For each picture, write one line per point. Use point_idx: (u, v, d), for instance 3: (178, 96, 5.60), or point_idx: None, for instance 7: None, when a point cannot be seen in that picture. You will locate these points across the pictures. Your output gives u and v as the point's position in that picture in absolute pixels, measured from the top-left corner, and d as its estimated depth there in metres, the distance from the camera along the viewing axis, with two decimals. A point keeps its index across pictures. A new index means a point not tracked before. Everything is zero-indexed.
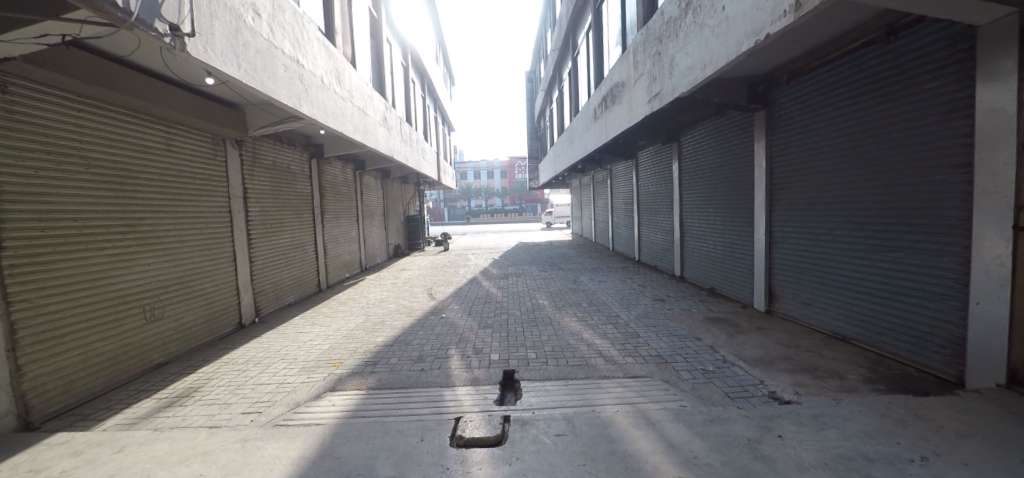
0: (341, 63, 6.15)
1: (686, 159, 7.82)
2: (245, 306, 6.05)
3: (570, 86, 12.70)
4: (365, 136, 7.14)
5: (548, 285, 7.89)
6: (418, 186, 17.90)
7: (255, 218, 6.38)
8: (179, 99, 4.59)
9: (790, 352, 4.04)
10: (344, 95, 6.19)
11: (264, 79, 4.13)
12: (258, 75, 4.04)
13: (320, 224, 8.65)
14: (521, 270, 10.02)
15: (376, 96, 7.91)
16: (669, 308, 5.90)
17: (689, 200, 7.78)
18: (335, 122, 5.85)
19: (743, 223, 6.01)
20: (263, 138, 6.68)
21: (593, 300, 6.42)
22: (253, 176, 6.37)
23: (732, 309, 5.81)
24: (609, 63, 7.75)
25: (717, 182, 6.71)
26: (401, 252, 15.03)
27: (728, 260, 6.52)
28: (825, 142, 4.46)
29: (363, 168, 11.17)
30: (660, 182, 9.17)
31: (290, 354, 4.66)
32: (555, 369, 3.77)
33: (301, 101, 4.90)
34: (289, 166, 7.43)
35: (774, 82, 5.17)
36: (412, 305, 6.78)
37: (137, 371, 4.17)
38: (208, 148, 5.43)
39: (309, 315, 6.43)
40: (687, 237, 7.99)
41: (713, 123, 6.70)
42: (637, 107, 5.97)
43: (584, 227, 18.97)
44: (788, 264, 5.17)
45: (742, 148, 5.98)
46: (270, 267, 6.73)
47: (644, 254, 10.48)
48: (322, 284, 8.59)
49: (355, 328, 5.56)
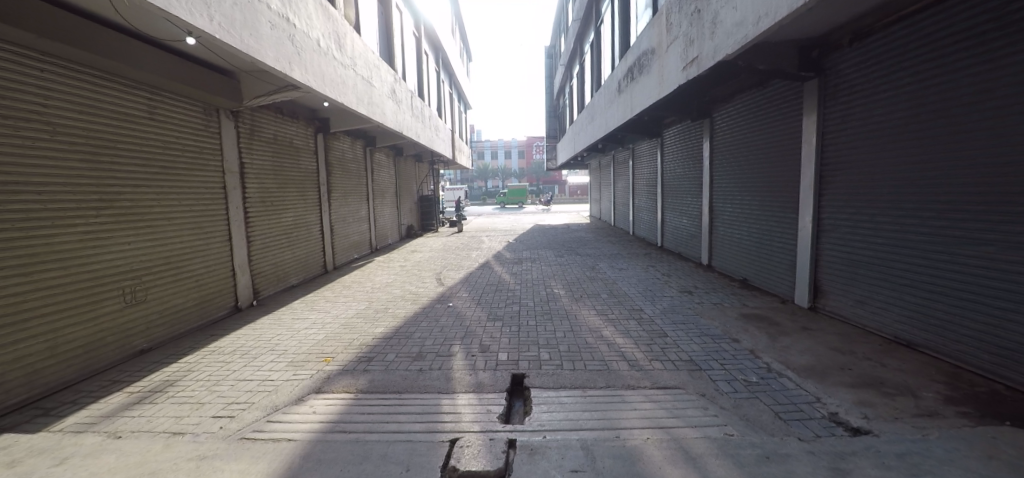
0: (341, 27, 5.54)
1: (720, 136, 7.03)
2: (242, 288, 5.75)
3: (592, 58, 11.83)
4: (370, 109, 6.56)
5: (564, 272, 7.36)
6: (432, 164, 17.37)
7: (254, 196, 6.00)
8: (162, 63, 4.13)
9: (848, 361, 3.42)
10: (345, 62, 5.60)
11: (244, 36, 3.55)
12: (236, 30, 3.47)
13: (327, 203, 8.27)
14: (537, 255, 9.51)
15: (383, 65, 7.31)
16: (697, 302, 5.31)
17: (722, 181, 7.04)
18: (333, 90, 5.26)
19: (785, 208, 5.30)
20: (262, 109, 6.20)
21: (613, 291, 5.87)
22: (250, 151, 5.95)
23: (769, 305, 5.17)
24: (637, 27, 6.94)
25: (757, 161, 5.95)
26: (414, 233, 14.65)
27: (765, 249, 5.85)
28: (896, 116, 3.68)
29: (373, 145, 10.69)
30: (688, 162, 8.38)
31: (281, 345, 4.30)
32: (570, 375, 3.28)
33: (292, 64, 4.32)
34: (291, 140, 6.98)
35: (832, 45, 4.31)
36: (418, 292, 6.36)
37: (117, 359, 3.88)
38: (199, 118, 4.99)
39: (310, 300, 6.10)
40: (717, 223, 7.29)
41: (754, 94, 5.89)
42: (670, 76, 5.24)
43: (603, 210, 18.22)
44: (837, 257, 4.49)
45: (788, 122, 5.19)
46: (269, 247, 6.38)
47: (667, 239, 9.82)
48: (329, 265, 8.29)
49: (355, 316, 5.19)
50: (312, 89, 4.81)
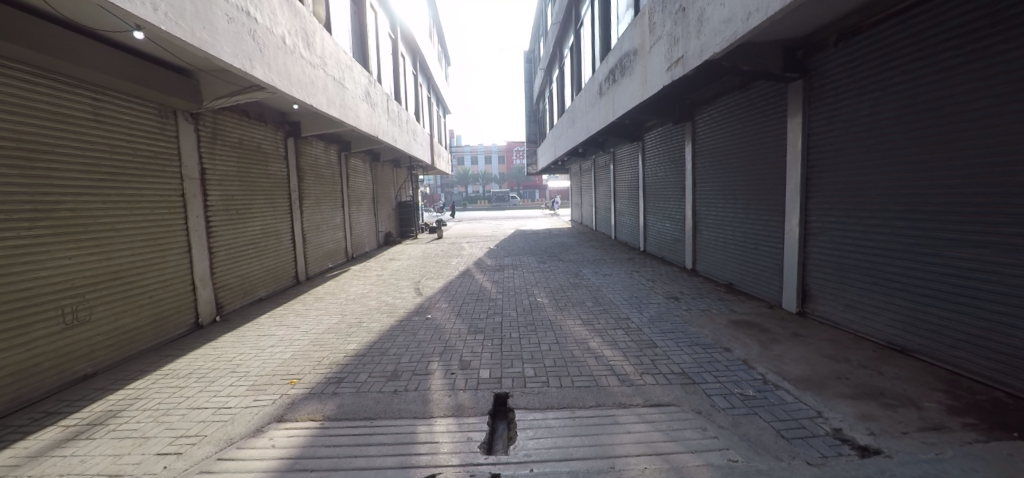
0: (309, 23, 5.18)
1: (702, 139, 6.98)
2: (203, 304, 5.17)
3: (572, 63, 11.78)
4: (342, 111, 6.21)
5: (547, 279, 7.14)
6: (411, 170, 17.01)
7: (216, 204, 5.47)
8: (104, 56, 3.66)
9: (844, 370, 3.32)
10: (313, 61, 5.24)
11: (197, 29, 3.17)
12: (187, 21, 3.09)
13: (299, 210, 7.83)
14: (519, 261, 9.29)
15: (357, 67, 6.99)
16: (685, 309, 5.18)
17: (705, 185, 6.99)
18: (300, 91, 4.88)
19: (771, 211, 5.25)
20: (225, 110, 5.71)
21: (598, 299, 5.70)
22: (213, 155, 5.45)
23: (757, 311, 5.08)
24: (618, 29, 6.85)
25: (741, 164, 5.89)
26: (392, 240, 14.22)
27: (750, 253, 5.79)
28: (885, 115, 3.64)
29: (348, 150, 10.31)
30: (670, 165, 8.33)
31: (242, 366, 3.91)
32: (557, 394, 3.06)
33: (254, 62, 3.95)
34: (258, 144, 6.54)
35: (816, 46, 4.27)
36: (395, 303, 6.03)
37: (56, 386, 3.40)
38: (153, 120, 4.48)
39: (278, 314, 5.69)
40: (701, 226, 7.23)
41: (737, 97, 5.83)
42: (654, 76, 5.12)
43: (584, 214, 18.17)
44: (826, 260, 4.44)
45: (774, 124, 5.12)
46: (237, 259, 5.92)
47: (650, 244, 9.77)
48: (301, 276, 7.84)
49: (326, 331, 4.83)
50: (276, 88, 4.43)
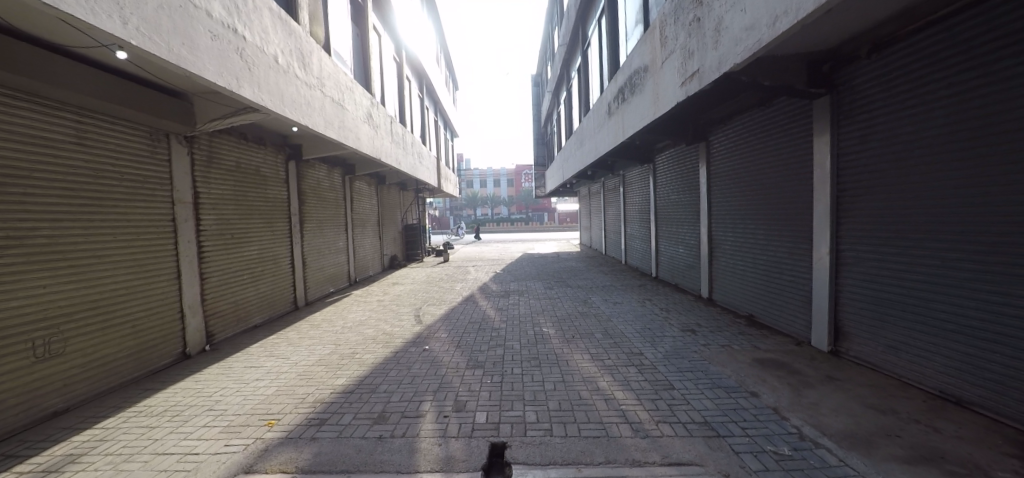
0: (304, 43, 5.08)
1: (717, 162, 6.71)
2: (192, 332, 4.93)
3: (579, 86, 11.73)
4: (341, 133, 6.10)
5: (554, 307, 6.77)
6: (418, 193, 16.97)
7: (210, 228, 5.32)
8: (91, 78, 3.57)
9: (895, 427, 2.90)
10: (308, 81, 5.10)
11: (174, 44, 2.98)
12: (163, 36, 2.90)
13: (299, 233, 7.68)
14: (525, 287, 8.95)
15: (359, 89, 6.93)
16: (703, 344, 4.78)
17: (721, 210, 6.65)
18: (292, 109, 4.69)
19: (796, 239, 4.92)
20: (222, 134, 5.62)
21: (608, 330, 5.32)
22: (207, 179, 5.33)
23: (783, 348, 4.66)
24: (627, 49, 6.72)
25: (761, 188, 5.58)
26: (397, 263, 14.02)
27: (773, 282, 5.41)
28: (930, 133, 3.38)
29: (353, 172, 10.25)
30: (684, 188, 8.02)
31: (221, 403, 3.55)
32: (563, 444, 2.68)
33: (241, 81, 3.74)
34: (257, 168, 6.45)
35: (846, 59, 4.06)
36: (392, 331, 5.72)
37: (22, 424, 3.12)
38: (142, 143, 4.37)
39: (271, 342, 5.42)
40: (717, 253, 6.87)
41: (756, 116, 5.56)
42: (667, 93, 4.88)
43: (593, 238, 17.84)
44: (862, 295, 4.09)
45: (797, 145, 4.85)
46: (231, 283, 5.72)
47: (662, 270, 9.37)
48: (300, 300, 7.61)
49: (316, 362, 4.53)
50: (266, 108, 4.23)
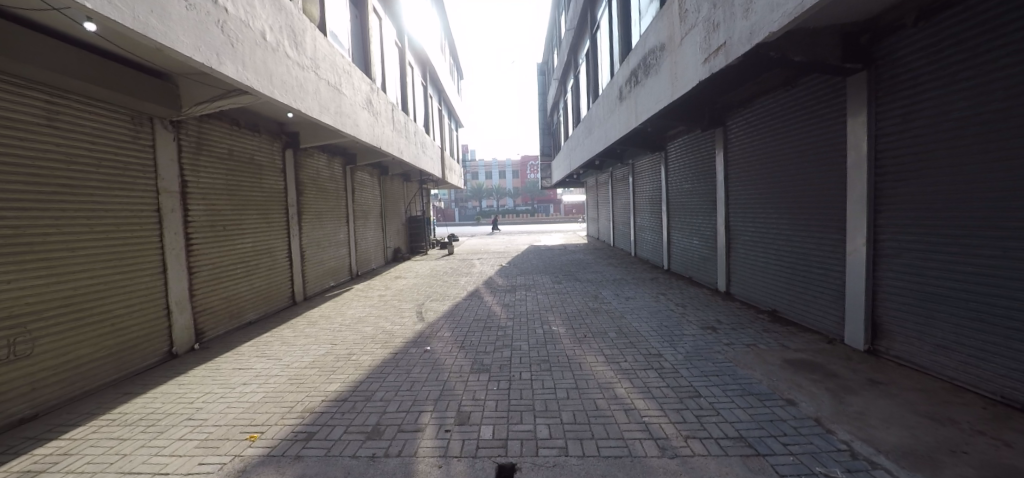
0: (296, 21, 4.67)
1: (737, 147, 6.25)
2: (179, 330, 4.63)
3: (588, 70, 11.23)
4: (338, 119, 5.74)
5: (563, 303, 6.43)
6: (422, 184, 16.63)
7: (200, 221, 5.00)
8: (66, 53, 3.19)
9: (960, 443, 2.51)
10: (300, 62, 4.72)
11: (141, 11, 2.58)
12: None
13: (297, 225, 7.35)
14: (532, 280, 8.61)
15: (357, 73, 6.53)
16: (725, 344, 4.40)
17: (741, 198, 6.21)
18: (281, 92, 4.31)
19: (826, 229, 4.48)
20: (212, 119, 5.25)
21: (622, 329, 4.96)
22: (196, 169, 4.98)
23: (813, 347, 4.27)
24: (641, 25, 6.24)
25: (784, 175, 5.14)
26: (401, 256, 13.73)
27: (799, 276, 5.00)
28: (988, 111, 2.92)
29: (353, 163, 9.90)
30: (698, 176, 7.58)
31: (201, 412, 3.26)
32: (581, 467, 2.33)
33: (222, 57, 3.38)
34: (251, 157, 6.10)
35: (886, 29, 3.55)
36: (392, 329, 5.41)
37: None
38: (124, 128, 4.01)
39: (263, 342, 5.12)
40: (735, 244, 6.46)
41: (779, 96, 5.07)
42: (687, 72, 4.44)
43: (601, 229, 17.44)
44: (905, 289, 3.65)
45: (826, 127, 4.37)
46: (222, 279, 5.40)
47: (674, 262, 8.97)
48: (298, 296, 7.33)
49: (309, 365, 4.22)
50: (252, 90, 3.86)
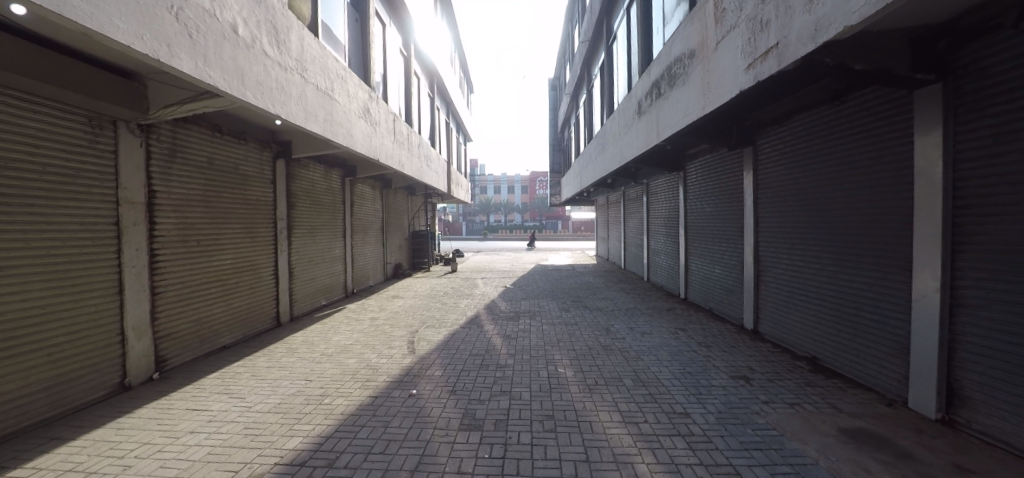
0: (279, 16, 4.23)
1: (768, 170, 5.64)
2: (134, 360, 4.08)
3: (603, 85, 10.76)
4: (328, 128, 5.30)
5: (571, 337, 5.79)
6: (427, 198, 16.20)
7: (168, 236, 4.51)
8: (15, 50, 2.76)
9: None
10: (283, 62, 4.28)
11: None
12: None
13: (286, 240, 6.86)
14: (538, 307, 8.00)
15: (353, 78, 6.10)
16: (765, 402, 3.70)
17: (773, 227, 5.58)
18: (255, 93, 3.82)
19: (885, 268, 3.81)
20: (188, 124, 4.78)
21: (639, 376, 4.30)
22: (168, 177, 4.51)
23: (870, 411, 3.55)
24: (665, 33, 5.71)
25: (828, 202, 4.50)
26: (400, 273, 12.88)
27: (846, 320, 4.32)
28: None
29: (354, 175, 9.47)
30: (721, 200, 6.96)
31: (128, 473, 2.65)
32: None
33: (175, 49, 2.88)
34: (236, 166, 5.64)
35: (975, 33, 2.92)
36: (377, 363, 4.80)
37: None
38: (78, 132, 3.56)
39: (231, 372, 4.56)
40: (765, 277, 5.78)
41: (825, 113, 4.46)
42: (724, 80, 3.88)
43: (612, 250, 16.78)
44: (995, 350, 2.95)
45: (886, 149, 3.74)
46: (193, 300, 4.88)
47: (693, 291, 8.29)
48: (284, 316, 6.80)
49: (274, 408, 3.64)
50: (217, 88, 3.36)
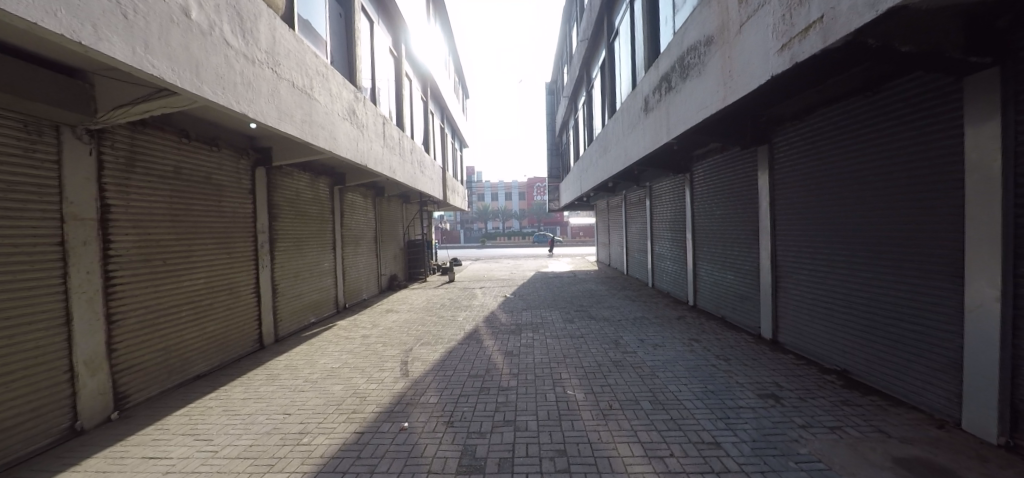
0: (244, 3, 3.86)
1: (785, 167, 5.28)
2: (88, 400, 3.64)
3: (603, 83, 10.43)
4: (307, 129, 4.93)
5: (578, 352, 5.37)
6: (422, 205, 15.79)
7: (127, 253, 4.10)
8: None
9: None
10: (250, 54, 3.90)
11: None
12: None
13: (269, 253, 6.43)
14: (541, 318, 7.58)
15: (336, 78, 5.73)
16: (801, 426, 3.26)
17: (792, 230, 5.20)
18: (213, 87, 3.43)
19: (929, 274, 3.41)
20: (150, 129, 4.40)
21: (655, 397, 3.88)
22: (125, 187, 4.10)
23: (923, 434, 3.06)
24: (676, 21, 5.35)
25: (858, 203, 4.10)
26: (397, 284, 12.62)
27: (880, 331, 3.91)
28: None
29: (344, 183, 9.06)
30: (732, 201, 6.58)
31: None
32: None
33: (104, 30, 2.48)
34: (209, 175, 5.25)
35: None
36: (367, 390, 4.37)
37: None
38: (11, 137, 3.13)
39: (202, 407, 4.11)
40: (785, 282, 5.38)
41: (856, 105, 4.06)
42: (751, 66, 3.49)
43: (613, 255, 16.43)
44: None
45: (929, 143, 3.36)
46: (159, 322, 4.45)
47: (702, 298, 7.91)
48: (267, 338, 6.35)
49: (244, 451, 3.19)
50: (164, 80, 2.96)
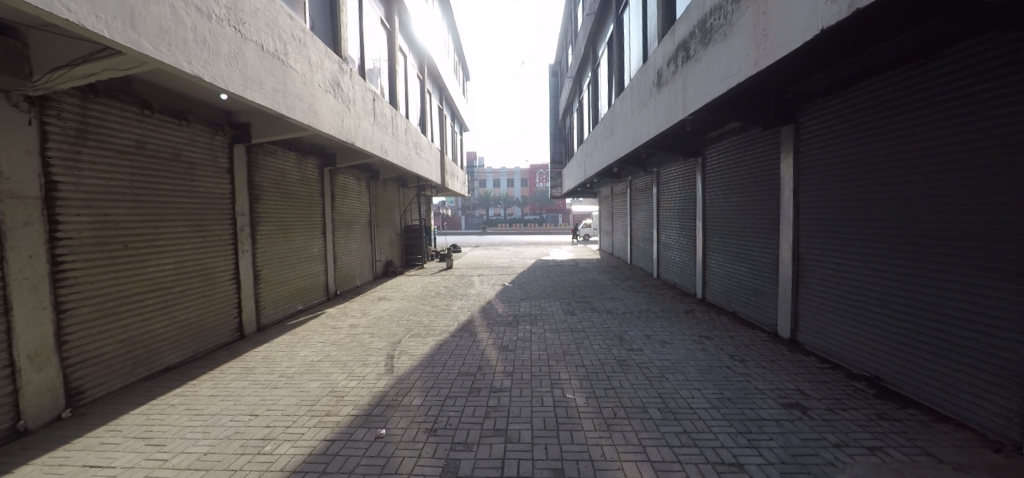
0: None
1: (814, 149, 4.74)
2: (34, 396, 3.23)
3: (610, 62, 9.78)
4: (280, 100, 4.44)
5: (579, 349, 4.94)
6: (420, 190, 15.28)
7: (81, 236, 3.66)
8: None
9: None
10: (205, 8, 3.38)
11: None
12: None
13: (249, 237, 5.98)
14: (540, 309, 7.16)
15: (315, 45, 5.20)
16: (835, 446, 2.83)
17: (819, 219, 4.68)
18: (155, 43, 2.89)
19: (991, 271, 2.91)
20: (106, 97, 3.88)
21: (666, 405, 3.45)
22: (76, 161, 3.62)
23: (980, 461, 2.62)
24: None
25: (901, 189, 3.61)
26: (393, 270, 12.22)
27: (923, 336, 3.43)
28: None
29: (334, 164, 8.55)
30: (750, 188, 6.06)
31: None
32: None
33: None
34: (177, 151, 4.75)
35: None
36: (345, 388, 3.96)
37: None
38: None
39: (162, 404, 3.71)
40: (808, 277, 4.89)
41: (902, 76, 3.53)
42: (791, 23, 2.96)
43: (616, 243, 15.95)
44: None
45: (1000, 119, 2.83)
46: (122, 312, 4.03)
47: (711, 292, 7.45)
48: (248, 326, 5.96)
49: (197, 460, 2.78)
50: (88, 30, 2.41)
